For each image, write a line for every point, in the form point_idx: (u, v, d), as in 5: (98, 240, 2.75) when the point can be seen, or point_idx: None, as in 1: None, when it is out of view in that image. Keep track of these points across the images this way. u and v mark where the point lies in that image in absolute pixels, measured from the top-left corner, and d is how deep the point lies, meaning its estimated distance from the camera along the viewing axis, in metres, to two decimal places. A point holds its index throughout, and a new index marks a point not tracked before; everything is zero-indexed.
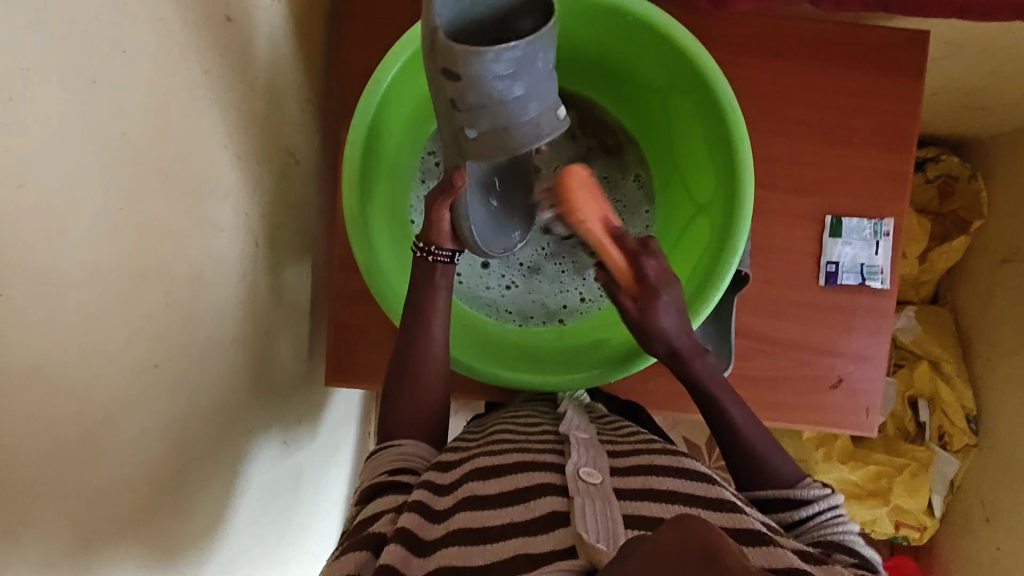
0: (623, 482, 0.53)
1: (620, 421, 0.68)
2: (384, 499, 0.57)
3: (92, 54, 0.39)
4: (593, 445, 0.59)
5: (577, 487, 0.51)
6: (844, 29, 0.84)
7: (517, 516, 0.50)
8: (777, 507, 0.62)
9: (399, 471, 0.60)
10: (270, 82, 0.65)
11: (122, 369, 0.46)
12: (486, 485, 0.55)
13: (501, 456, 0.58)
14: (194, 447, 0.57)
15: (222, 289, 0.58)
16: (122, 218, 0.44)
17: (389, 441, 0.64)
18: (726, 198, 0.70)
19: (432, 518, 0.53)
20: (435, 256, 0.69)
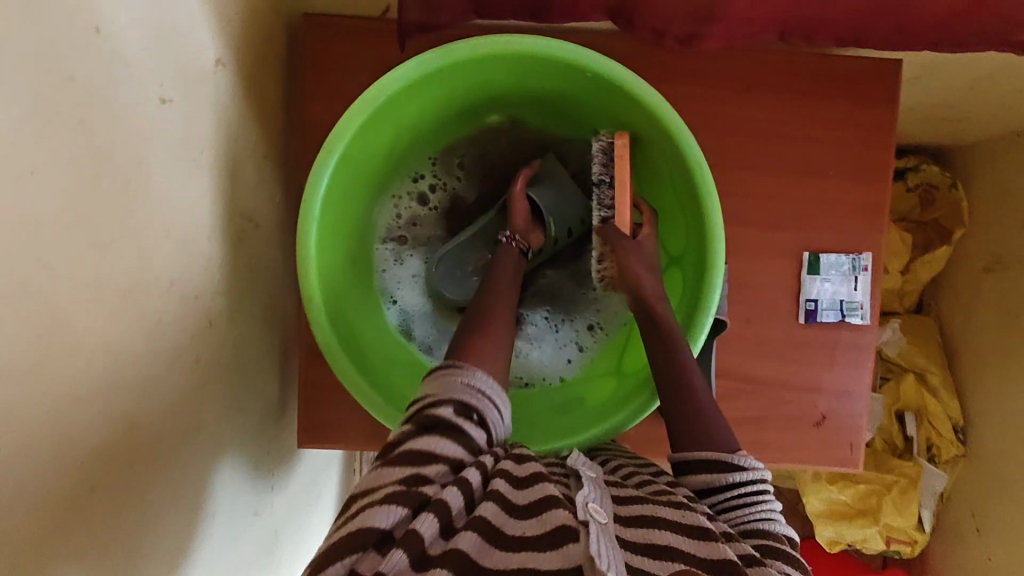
0: (628, 532, 0.50)
1: (611, 463, 0.65)
2: (433, 445, 0.52)
3: (2, 180, 0.36)
4: (597, 482, 0.57)
5: (589, 516, 0.49)
6: (815, 60, 0.82)
7: (529, 536, 0.48)
8: (700, 470, 0.58)
9: (461, 428, 0.55)
10: (218, 151, 0.62)
11: (63, 495, 0.43)
12: (509, 485, 0.52)
13: (519, 463, 0.56)
14: (150, 544, 0.54)
15: (173, 378, 0.56)
16: (44, 343, 0.40)
17: (449, 364, 0.58)
18: (699, 254, 0.67)
19: (469, 504, 0.50)
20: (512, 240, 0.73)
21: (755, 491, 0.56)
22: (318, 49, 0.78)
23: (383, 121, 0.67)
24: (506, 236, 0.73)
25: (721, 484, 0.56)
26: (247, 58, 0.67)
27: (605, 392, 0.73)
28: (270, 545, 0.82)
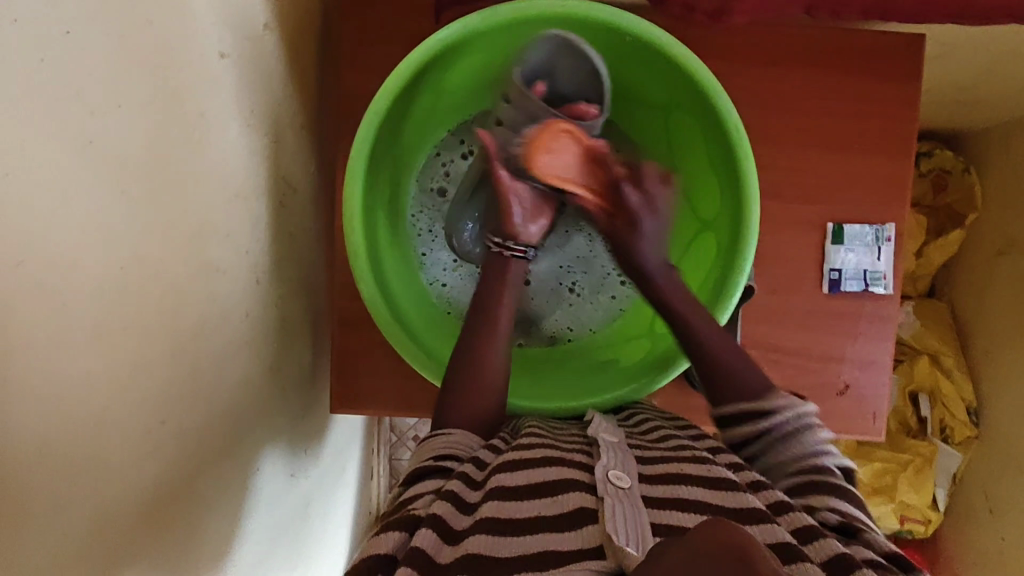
0: (652, 490, 0.50)
1: (646, 421, 0.66)
2: (423, 484, 0.54)
3: (90, 112, 0.38)
4: (621, 448, 0.57)
5: (606, 490, 0.49)
6: (839, 35, 0.83)
7: (546, 518, 0.47)
8: (742, 423, 0.61)
9: (444, 457, 0.57)
10: (265, 111, 0.63)
11: (133, 427, 0.45)
12: (513, 477, 0.52)
13: (525, 449, 0.56)
14: (206, 488, 0.56)
15: (226, 329, 0.57)
16: (123, 276, 0.42)
17: (440, 429, 0.61)
18: (733, 214, 0.69)
19: (465, 508, 0.50)
20: (511, 253, 0.72)
21: (799, 429, 0.59)
22: (355, 20, 0.79)
23: (422, 80, 0.69)
24: (497, 244, 0.73)
25: (758, 430, 0.60)
26: (290, 24, 0.69)
27: (646, 350, 0.76)
28: (303, 509, 0.83)
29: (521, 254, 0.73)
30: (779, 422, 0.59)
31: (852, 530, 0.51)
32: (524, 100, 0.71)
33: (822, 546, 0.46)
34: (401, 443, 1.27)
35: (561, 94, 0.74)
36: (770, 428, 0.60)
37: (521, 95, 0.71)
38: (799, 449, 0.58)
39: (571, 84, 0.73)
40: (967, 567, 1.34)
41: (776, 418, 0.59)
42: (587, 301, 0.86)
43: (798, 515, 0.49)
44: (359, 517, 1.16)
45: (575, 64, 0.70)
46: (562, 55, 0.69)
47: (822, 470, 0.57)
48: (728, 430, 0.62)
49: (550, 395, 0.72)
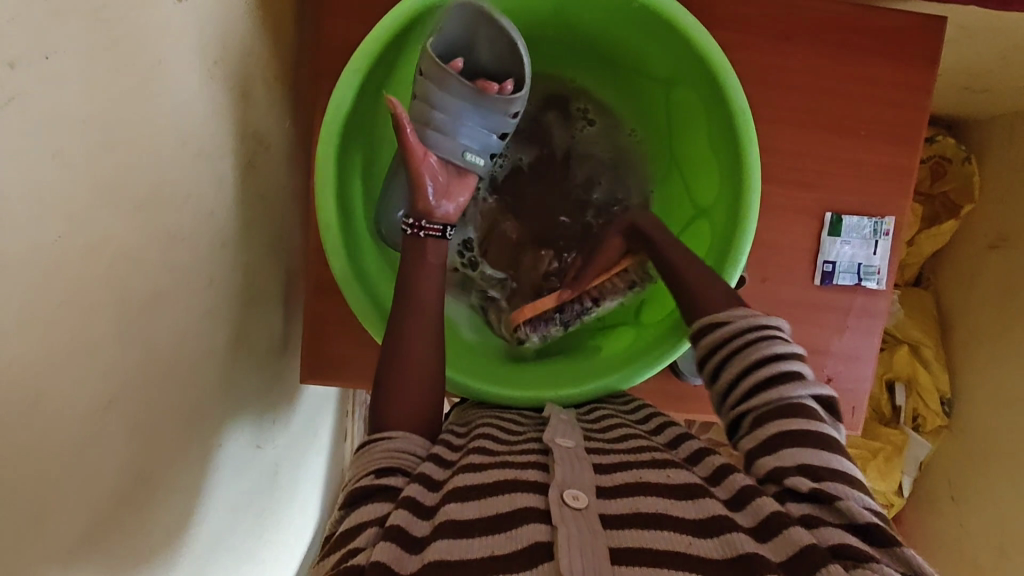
0: (611, 507, 0.48)
1: (607, 420, 0.63)
2: (366, 513, 0.50)
3: (15, 63, 0.33)
4: (577, 456, 0.54)
5: (561, 515, 0.45)
6: (857, 13, 0.78)
7: (500, 556, 0.44)
8: (710, 334, 0.58)
9: (387, 472, 0.54)
10: (233, 61, 0.58)
11: (74, 413, 0.41)
12: (463, 508, 0.48)
13: (477, 472, 0.52)
14: (159, 468, 0.53)
15: (184, 302, 0.53)
16: (60, 248, 0.38)
17: (383, 436, 0.58)
18: (731, 202, 0.66)
19: (410, 546, 0.46)
20: (427, 232, 0.67)
21: (770, 350, 0.54)
22: None
23: (408, 41, 0.65)
24: (410, 224, 0.67)
25: (729, 340, 0.56)
26: None
27: (622, 345, 0.73)
28: (270, 479, 0.81)
29: (439, 232, 0.67)
30: (747, 337, 0.56)
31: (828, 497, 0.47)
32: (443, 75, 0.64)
33: (787, 543, 0.44)
34: None
35: (480, 65, 0.68)
36: (738, 345, 0.56)
37: (437, 68, 0.64)
38: (769, 371, 0.53)
39: (490, 55, 0.67)
40: (924, 551, 1.38)
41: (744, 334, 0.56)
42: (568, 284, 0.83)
43: (762, 502, 0.47)
44: (330, 480, 1.14)
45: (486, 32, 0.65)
46: (476, 24, 0.64)
47: (793, 406, 0.52)
48: (699, 341, 0.59)
49: (509, 381, 0.69)
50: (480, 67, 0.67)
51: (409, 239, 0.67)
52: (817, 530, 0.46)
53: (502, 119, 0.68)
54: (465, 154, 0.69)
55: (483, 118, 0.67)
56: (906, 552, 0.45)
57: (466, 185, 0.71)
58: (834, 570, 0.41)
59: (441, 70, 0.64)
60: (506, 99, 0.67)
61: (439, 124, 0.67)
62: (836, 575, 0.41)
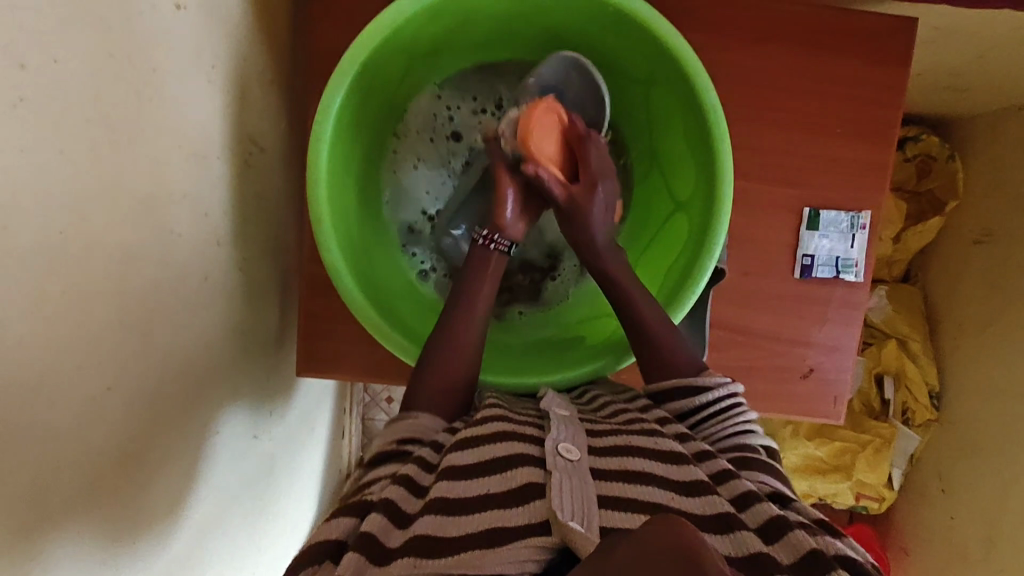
0: (601, 462, 0.52)
1: (596, 400, 0.66)
2: (381, 469, 0.56)
3: (21, 67, 0.35)
4: (572, 422, 0.58)
5: (555, 463, 0.49)
6: (831, 14, 0.81)
7: (495, 494, 0.48)
8: (677, 396, 0.63)
9: (409, 440, 0.58)
10: (230, 66, 0.61)
11: (76, 395, 0.44)
12: (464, 456, 0.53)
13: (480, 426, 0.57)
14: (157, 451, 0.56)
15: (182, 294, 0.56)
16: (63, 240, 0.40)
17: (408, 410, 0.62)
18: (706, 197, 0.69)
19: (417, 491, 0.51)
20: (497, 244, 0.71)
21: (728, 407, 0.62)
22: None
23: (394, 46, 0.68)
24: (484, 238, 0.71)
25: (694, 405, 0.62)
26: None
27: (606, 333, 0.76)
28: (268, 469, 0.84)
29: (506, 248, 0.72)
30: (709, 399, 0.62)
31: (784, 498, 0.53)
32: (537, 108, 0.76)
33: (760, 509, 0.49)
34: (374, 404, 1.28)
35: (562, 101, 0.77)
36: (703, 405, 0.62)
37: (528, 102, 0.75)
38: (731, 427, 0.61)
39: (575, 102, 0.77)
40: (915, 543, 1.40)
41: (708, 395, 0.62)
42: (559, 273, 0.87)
43: (737, 481, 0.52)
44: (328, 475, 1.17)
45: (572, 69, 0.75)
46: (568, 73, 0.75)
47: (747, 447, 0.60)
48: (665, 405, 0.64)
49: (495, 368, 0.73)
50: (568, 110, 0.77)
51: (481, 250, 0.71)
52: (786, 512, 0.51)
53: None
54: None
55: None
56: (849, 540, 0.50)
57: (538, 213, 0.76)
58: (797, 531, 0.46)
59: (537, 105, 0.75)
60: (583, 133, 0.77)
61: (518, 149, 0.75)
62: (801, 534, 0.46)
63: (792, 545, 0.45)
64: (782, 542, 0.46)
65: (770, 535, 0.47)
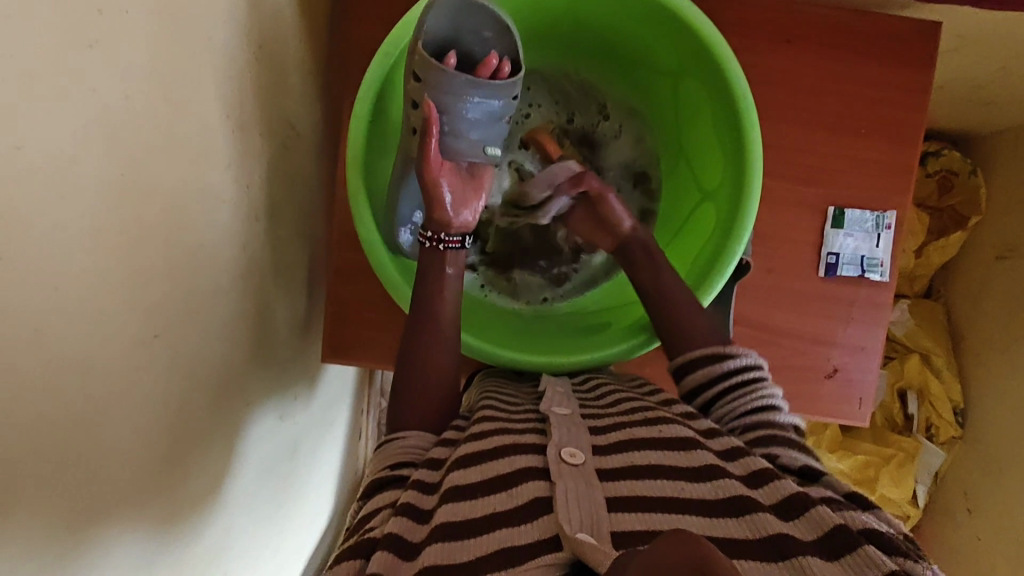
0: (606, 461, 0.52)
1: (598, 386, 0.68)
2: (381, 497, 0.56)
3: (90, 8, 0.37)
4: (573, 422, 0.58)
5: (559, 472, 0.50)
6: (855, 17, 0.83)
7: (501, 512, 0.48)
8: (700, 366, 0.66)
9: (400, 466, 0.59)
10: (273, 46, 0.63)
11: (124, 339, 0.45)
12: (466, 476, 0.53)
13: (480, 441, 0.57)
14: (192, 417, 0.56)
15: (223, 261, 0.57)
16: (124, 183, 0.42)
17: (397, 434, 0.64)
18: (735, 184, 0.70)
19: (420, 518, 0.51)
20: (446, 245, 0.70)
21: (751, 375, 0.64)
22: None
23: None
24: (432, 238, 0.70)
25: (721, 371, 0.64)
26: None
27: (689, 261, 0.76)
28: (290, 455, 0.84)
29: (457, 244, 0.71)
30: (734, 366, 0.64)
31: (815, 474, 0.54)
32: (435, 73, 0.66)
33: (777, 488, 0.49)
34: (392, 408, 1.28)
35: (470, 55, 0.70)
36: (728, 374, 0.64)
37: (430, 66, 0.65)
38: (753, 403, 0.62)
39: (438, 19, 0.65)
40: (943, 564, 1.36)
41: (733, 363, 0.64)
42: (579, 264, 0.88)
43: (752, 460, 0.53)
44: (344, 477, 1.17)
45: (488, 24, 0.67)
46: (458, 12, 0.66)
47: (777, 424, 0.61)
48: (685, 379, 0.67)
49: (511, 345, 0.75)
50: (457, 46, 0.68)
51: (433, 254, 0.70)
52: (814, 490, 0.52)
53: (503, 101, 0.71)
54: (483, 150, 0.73)
55: (488, 93, 0.69)
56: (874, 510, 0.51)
57: (479, 183, 0.74)
58: (818, 506, 0.46)
59: (441, 71, 0.66)
60: (509, 83, 0.69)
61: (451, 125, 0.70)
62: (823, 512, 0.46)
63: (813, 521, 0.45)
64: (803, 519, 0.46)
65: (788, 513, 0.46)
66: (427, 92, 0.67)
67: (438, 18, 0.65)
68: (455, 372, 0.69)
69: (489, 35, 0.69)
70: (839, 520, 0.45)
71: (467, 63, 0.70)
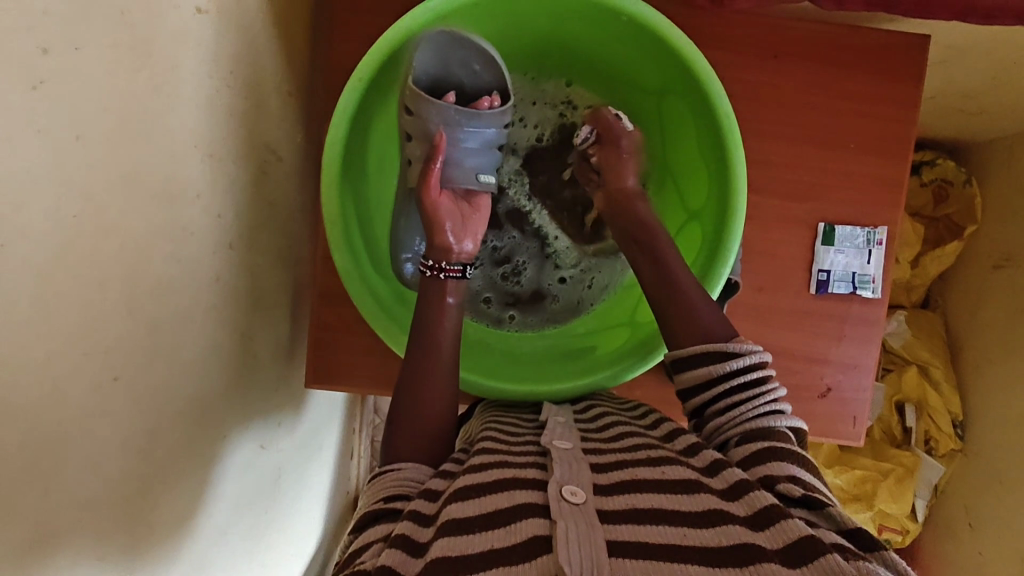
0: (607, 502, 0.50)
1: (599, 417, 0.66)
2: (373, 531, 0.54)
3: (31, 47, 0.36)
4: (575, 458, 0.57)
5: (560, 510, 0.48)
6: (841, 31, 0.82)
7: (499, 549, 0.46)
8: (693, 366, 0.62)
9: (394, 498, 0.57)
10: (248, 72, 0.62)
11: (81, 382, 0.43)
12: (464, 507, 0.51)
13: (479, 473, 0.55)
14: (160, 453, 0.55)
15: (194, 293, 0.56)
16: (77, 224, 0.41)
17: (391, 466, 0.61)
18: (718, 208, 0.69)
19: (415, 550, 0.49)
20: (446, 273, 0.69)
21: (752, 376, 0.60)
22: None
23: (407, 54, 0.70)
24: (431, 266, 0.69)
25: (722, 370, 0.60)
26: None
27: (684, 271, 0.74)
28: (274, 481, 0.82)
29: (458, 273, 0.70)
30: (734, 366, 0.59)
31: (815, 503, 0.50)
32: (426, 104, 0.70)
33: (784, 530, 0.46)
34: None
35: (463, 87, 0.74)
36: (724, 374, 0.60)
37: (419, 100, 0.70)
38: (749, 412, 0.58)
39: (426, 54, 0.69)
40: None
41: (735, 362, 0.59)
42: (575, 281, 0.88)
43: (757, 496, 0.50)
44: (335, 497, 1.15)
45: (476, 57, 0.71)
46: (447, 50, 0.70)
47: (769, 432, 0.57)
48: (681, 374, 0.63)
49: (504, 376, 0.74)
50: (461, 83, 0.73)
51: (436, 283, 0.68)
52: (820, 531, 0.48)
53: (497, 129, 0.74)
54: (477, 176, 0.74)
55: (485, 123, 0.72)
56: (888, 552, 0.46)
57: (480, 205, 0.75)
58: (830, 555, 0.43)
59: (432, 103, 0.70)
60: (500, 112, 0.73)
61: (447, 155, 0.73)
62: (834, 558, 0.43)
63: (823, 570, 0.43)
64: (811, 567, 0.43)
65: (795, 559, 0.44)
66: (419, 124, 0.71)
67: (426, 56, 0.69)
68: (452, 401, 0.67)
69: (478, 68, 0.72)
70: (852, 569, 0.43)
71: (484, 86, 0.74)
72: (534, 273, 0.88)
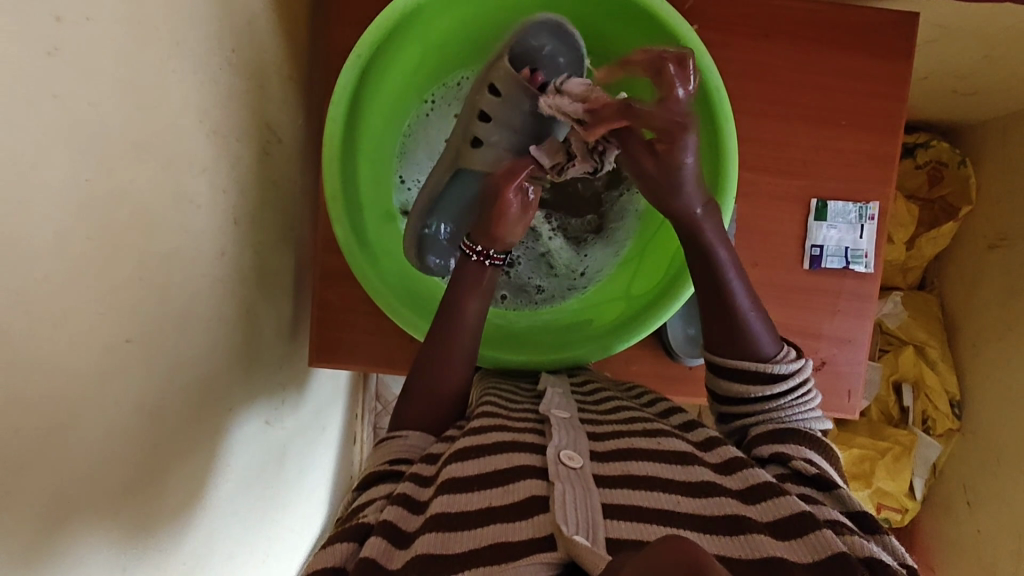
0: (604, 468, 0.52)
1: (597, 391, 0.68)
2: (376, 489, 0.56)
3: (43, 16, 0.37)
4: (572, 426, 0.58)
5: (558, 472, 0.49)
6: (831, 10, 0.83)
7: (497, 506, 0.48)
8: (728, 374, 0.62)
9: (397, 462, 0.60)
10: (250, 52, 0.63)
11: (93, 344, 0.45)
12: (463, 469, 0.53)
13: (479, 436, 0.57)
14: (170, 421, 0.57)
15: (200, 266, 0.58)
16: (90, 188, 0.42)
17: (397, 432, 0.64)
18: None
19: (414, 509, 0.51)
20: (492, 260, 0.70)
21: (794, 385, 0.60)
22: None
23: (406, 32, 0.72)
24: (479, 251, 0.70)
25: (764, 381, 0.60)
26: None
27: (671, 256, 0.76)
28: (279, 457, 0.84)
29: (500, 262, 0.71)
30: (776, 379, 0.59)
31: (830, 484, 0.53)
32: (514, 86, 0.73)
33: (778, 505, 0.48)
34: (386, 411, 1.29)
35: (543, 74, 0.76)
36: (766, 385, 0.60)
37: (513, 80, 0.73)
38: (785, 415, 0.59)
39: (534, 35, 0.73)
40: (943, 557, 1.35)
41: (778, 374, 0.59)
42: (584, 258, 0.88)
43: (753, 472, 0.51)
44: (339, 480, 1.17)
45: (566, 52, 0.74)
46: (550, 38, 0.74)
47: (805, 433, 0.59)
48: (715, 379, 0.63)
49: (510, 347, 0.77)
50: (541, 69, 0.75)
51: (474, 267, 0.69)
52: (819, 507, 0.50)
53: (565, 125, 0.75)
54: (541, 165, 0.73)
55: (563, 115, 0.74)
56: (888, 536, 0.49)
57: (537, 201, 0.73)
58: (821, 530, 0.45)
59: (521, 88, 0.73)
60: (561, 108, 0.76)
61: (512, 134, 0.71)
62: (825, 533, 0.45)
63: (812, 543, 0.44)
64: (801, 539, 0.45)
65: (785, 532, 0.46)
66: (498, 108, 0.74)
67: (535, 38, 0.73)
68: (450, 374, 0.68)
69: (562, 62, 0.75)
70: (843, 545, 0.44)
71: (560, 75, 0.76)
72: (526, 268, 0.88)
